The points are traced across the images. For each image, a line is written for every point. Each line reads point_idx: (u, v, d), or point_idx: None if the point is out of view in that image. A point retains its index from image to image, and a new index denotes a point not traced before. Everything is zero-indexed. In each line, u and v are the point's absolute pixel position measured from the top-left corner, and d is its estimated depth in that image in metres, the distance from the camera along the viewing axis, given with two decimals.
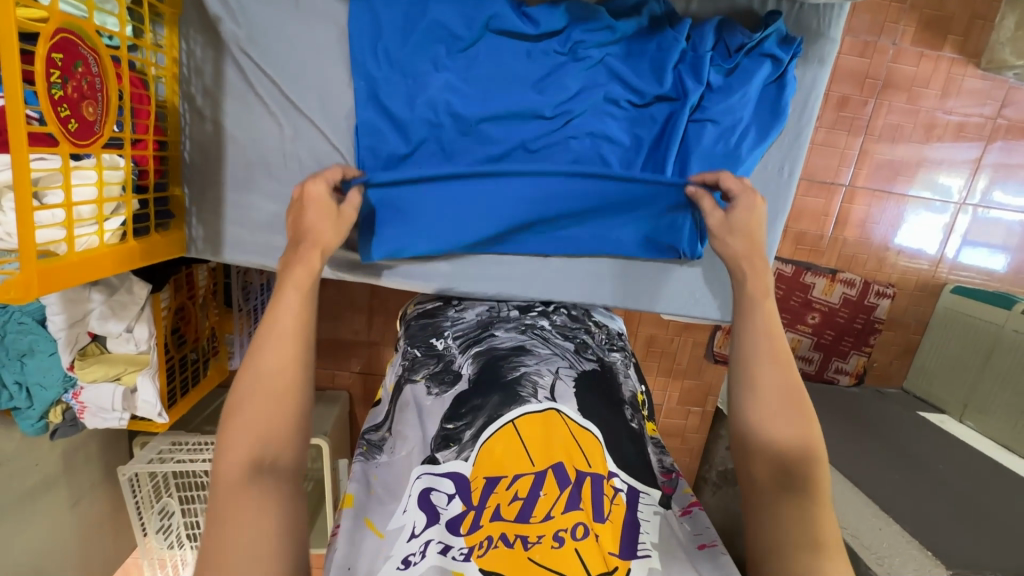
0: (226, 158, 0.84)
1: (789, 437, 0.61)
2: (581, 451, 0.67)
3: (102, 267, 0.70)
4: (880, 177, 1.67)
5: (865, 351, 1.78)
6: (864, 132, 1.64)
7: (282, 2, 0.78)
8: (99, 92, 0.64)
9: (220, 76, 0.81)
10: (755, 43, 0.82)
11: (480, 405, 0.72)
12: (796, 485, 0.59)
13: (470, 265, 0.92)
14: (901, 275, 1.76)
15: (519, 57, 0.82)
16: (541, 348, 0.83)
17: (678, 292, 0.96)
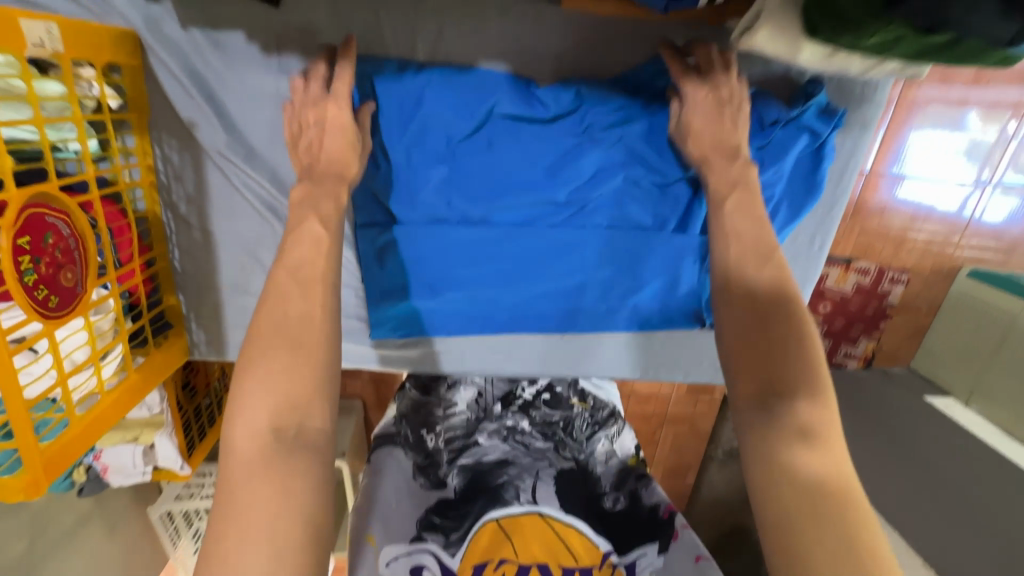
0: (219, 263, 0.79)
1: (774, 345, 0.53)
2: (565, 545, 0.70)
3: (110, 415, 0.67)
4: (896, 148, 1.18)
5: (876, 336, 1.37)
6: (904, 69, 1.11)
7: (261, 97, 0.69)
8: (74, 253, 0.58)
9: (202, 181, 0.74)
10: (790, 117, 0.73)
11: (466, 509, 0.73)
12: (782, 401, 0.51)
13: (479, 350, 0.88)
14: (920, 253, 1.28)
15: (528, 142, 0.74)
16: (517, 454, 0.82)
17: (695, 359, 0.92)
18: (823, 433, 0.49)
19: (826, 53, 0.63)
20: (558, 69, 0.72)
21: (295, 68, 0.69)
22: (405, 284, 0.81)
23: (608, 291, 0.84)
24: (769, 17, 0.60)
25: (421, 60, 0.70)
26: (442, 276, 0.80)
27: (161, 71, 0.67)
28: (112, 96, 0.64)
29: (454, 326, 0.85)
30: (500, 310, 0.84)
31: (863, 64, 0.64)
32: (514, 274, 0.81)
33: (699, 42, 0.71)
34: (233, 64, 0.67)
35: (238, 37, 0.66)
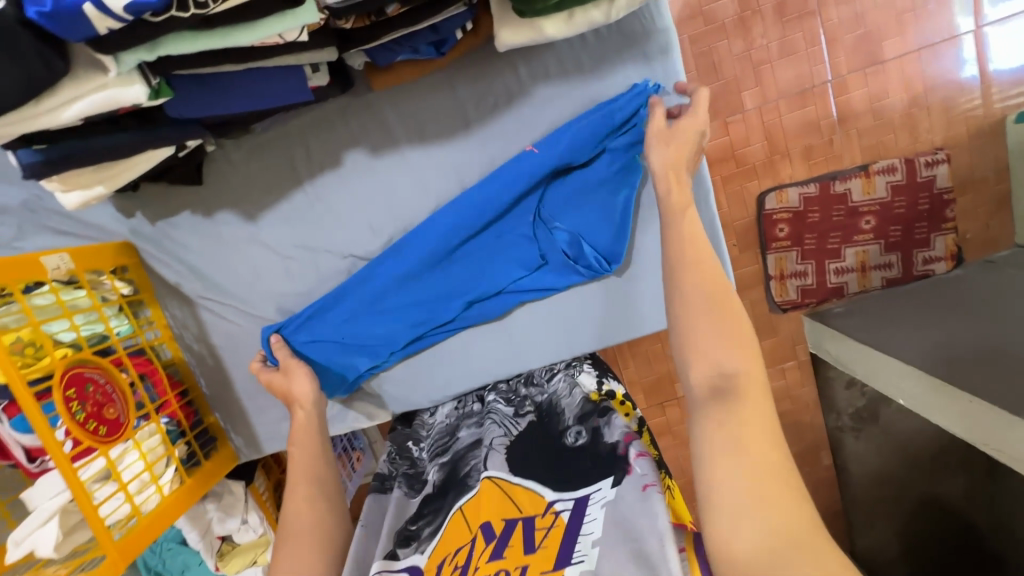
0: (233, 378, 1.02)
1: (720, 332, 0.63)
2: (512, 504, 0.71)
3: (170, 512, 0.87)
4: (862, 56, 1.57)
5: (948, 230, 1.68)
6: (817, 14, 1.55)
7: (216, 247, 0.95)
8: (112, 394, 0.83)
9: (200, 321, 0.99)
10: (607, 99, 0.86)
11: (440, 506, 0.78)
12: (729, 394, 0.59)
13: (432, 364, 1.03)
14: (947, 133, 1.62)
15: (405, 187, 0.93)
16: (484, 429, 0.89)
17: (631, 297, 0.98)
18: (741, 399, 0.59)
19: (566, 18, 0.75)
20: (399, 132, 0.90)
21: (229, 217, 0.94)
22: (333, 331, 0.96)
23: (498, 275, 0.96)
24: (502, 19, 0.75)
25: (304, 175, 0.93)
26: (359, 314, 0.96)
27: (149, 258, 0.96)
28: (122, 285, 0.92)
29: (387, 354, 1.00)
30: (422, 323, 0.98)
31: (602, 10, 0.75)
32: (416, 288, 0.96)
33: (490, 61, 0.87)
34: (190, 234, 0.95)
35: (186, 215, 0.94)
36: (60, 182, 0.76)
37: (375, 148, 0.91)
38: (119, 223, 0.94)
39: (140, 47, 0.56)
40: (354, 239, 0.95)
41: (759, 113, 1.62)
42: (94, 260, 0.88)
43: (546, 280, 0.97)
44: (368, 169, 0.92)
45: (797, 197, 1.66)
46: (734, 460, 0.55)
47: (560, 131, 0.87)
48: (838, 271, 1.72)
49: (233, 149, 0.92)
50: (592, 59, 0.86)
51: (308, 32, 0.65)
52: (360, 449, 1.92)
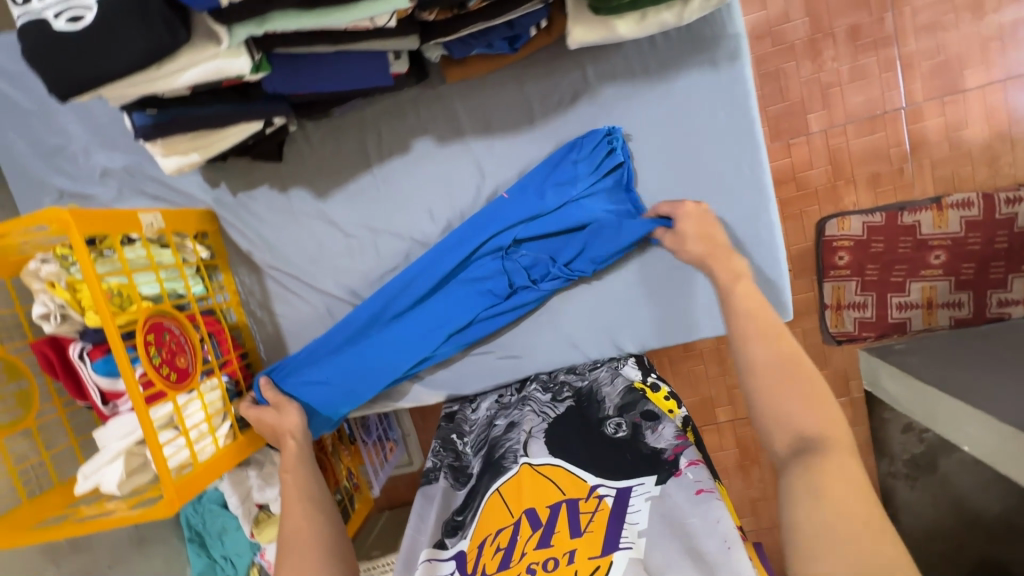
0: (289, 347, 1.07)
1: (790, 382, 0.63)
2: (553, 485, 0.73)
3: (220, 465, 0.92)
4: (940, 84, 1.51)
5: None
6: (895, 40, 1.51)
7: (286, 219, 1.02)
8: (185, 345, 0.90)
9: (266, 288, 1.05)
10: (577, 145, 0.92)
11: (476, 488, 0.80)
12: (812, 447, 0.59)
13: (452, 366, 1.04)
14: None
15: (459, 173, 0.97)
16: (523, 415, 0.91)
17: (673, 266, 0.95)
18: (827, 450, 0.58)
19: (637, 19, 0.78)
20: (466, 124, 0.95)
21: (302, 193, 1.01)
22: (315, 363, 1.00)
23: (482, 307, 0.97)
24: (575, 18, 0.78)
25: (375, 158, 0.99)
26: (342, 347, 1.00)
27: (227, 226, 1.04)
28: (201, 250, 1.00)
29: (369, 387, 1.01)
30: (403, 358, 1.00)
31: (674, 12, 0.77)
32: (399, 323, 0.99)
33: (559, 60, 0.90)
34: (265, 205, 1.02)
35: (263, 189, 1.02)
36: (163, 149, 0.85)
37: (442, 137, 0.96)
38: (204, 192, 1.02)
39: (250, 21, 0.62)
40: (414, 222, 1.00)
41: (825, 136, 1.58)
42: (180, 223, 0.96)
43: (515, 304, 0.97)
44: (432, 156, 0.97)
45: (860, 225, 1.60)
46: (829, 517, 0.53)
47: (524, 181, 0.94)
48: (900, 306, 1.63)
49: (313, 131, 0.99)
50: (659, 61, 0.88)
51: (396, 19, 0.70)
52: (392, 441, 1.96)
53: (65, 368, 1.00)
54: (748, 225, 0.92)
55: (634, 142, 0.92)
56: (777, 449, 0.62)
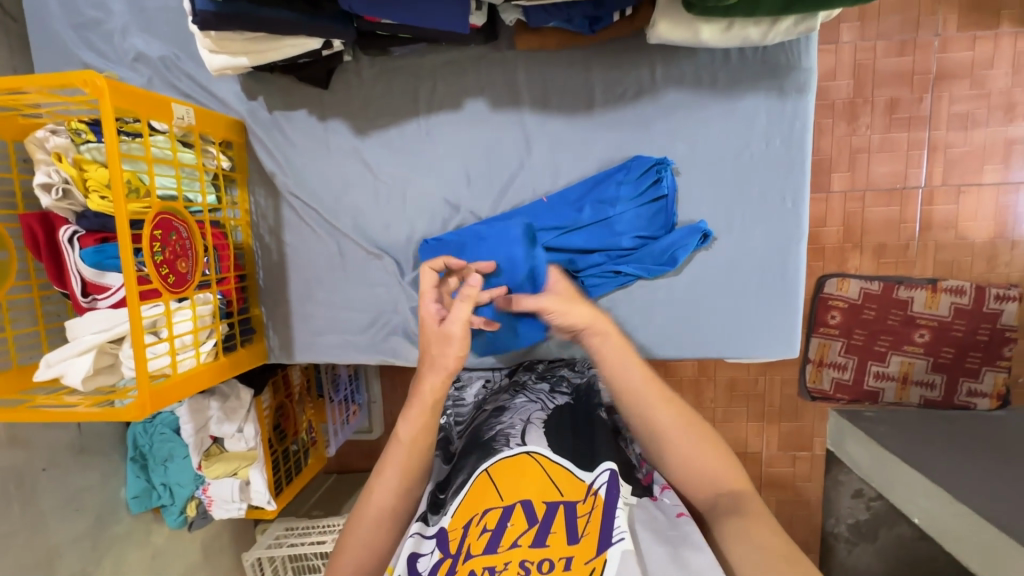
0: (289, 279, 1.03)
1: (694, 445, 0.71)
2: (551, 483, 0.69)
3: (199, 380, 0.88)
4: (959, 173, 1.56)
5: (1001, 368, 1.59)
6: (929, 124, 1.55)
7: (317, 149, 0.98)
8: (189, 250, 0.86)
9: (280, 215, 1.01)
10: (630, 162, 0.92)
11: (461, 466, 0.76)
12: (734, 501, 0.68)
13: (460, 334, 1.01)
14: None
15: (506, 143, 0.95)
16: (516, 403, 0.85)
17: (725, 273, 0.94)
18: (751, 504, 0.67)
19: (723, 28, 0.78)
20: (524, 95, 0.94)
21: (339, 126, 0.98)
22: None
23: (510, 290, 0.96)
24: (663, 12, 0.78)
25: (423, 108, 0.96)
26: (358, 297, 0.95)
27: (255, 142, 0.99)
28: (224, 160, 0.96)
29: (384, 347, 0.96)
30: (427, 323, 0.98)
31: (760, 30, 0.78)
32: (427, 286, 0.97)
33: (632, 52, 0.90)
34: (298, 130, 0.99)
35: (302, 113, 0.98)
36: (211, 42, 0.82)
37: (496, 102, 0.94)
38: (240, 102, 0.98)
39: None
40: (448, 182, 0.98)
41: (844, 198, 1.61)
42: (209, 126, 0.91)
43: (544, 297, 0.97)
44: (482, 119, 0.95)
45: (857, 290, 1.63)
46: (762, 542, 0.63)
47: (566, 192, 0.95)
48: (878, 376, 1.66)
49: (367, 66, 0.96)
50: (728, 78, 0.88)
51: None
52: (357, 406, 1.91)
53: (50, 249, 0.94)
54: (776, 255, 0.93)
55: (684, 149, 0.92)
56: (700, 500, 0.72)
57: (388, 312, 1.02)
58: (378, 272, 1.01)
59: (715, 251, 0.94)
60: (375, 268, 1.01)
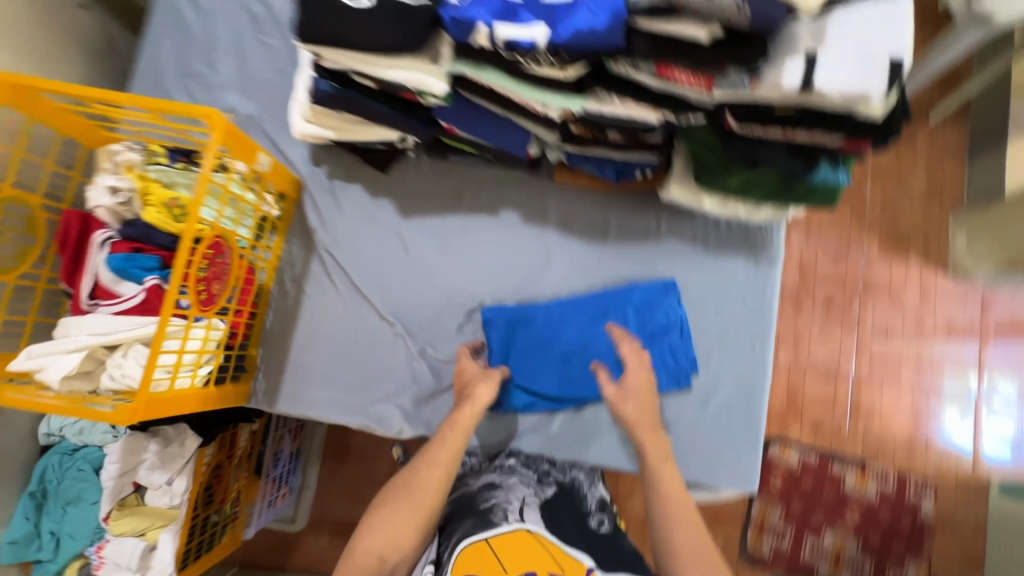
0: (297, 327, 1.07)
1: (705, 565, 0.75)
2: (551, 560, 0.75)
3: (185, 403, 0.86)
4: (881, 370, 1.78)
5: (923, 558, 1.69)
6: (857, 326, 1.79)
7: (361, 219, 1.10)
8: (223, 275, 0.90)
9: (308, 267, 1.08)
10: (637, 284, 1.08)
11: (456, 527, 0.81)
12: None
13: None
14: (937, 469, 1.73)
15: (528, 252, 1.10)
16: (508, 482, 0.89)
17: (699, 402, 1.05)
18: None
19: (720, 202, 1.01)
20: (552, 217, 1.11)
21: (386, 205, 1.11)
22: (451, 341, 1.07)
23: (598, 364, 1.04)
24: (677, 179, 1.00)
25: (464, 208, 1.11)
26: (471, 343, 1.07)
27: (307, 200, 1.10)
28: (275, 207, 1.05)
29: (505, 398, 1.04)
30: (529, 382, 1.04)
31: (747, 209, 1.01)
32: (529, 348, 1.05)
33: (644, 205, 1.11)
34: (349, 199, 1.11)
35: (356, 187, 1.11)
36: (311, 113, 0.97)
37: (527, 217, 1.11)
38: (304, 165, 1.11)
39: (469, 61, 0.79)
40: (471, 271, 1.09)
41: (788, 370, 1.79)
42: (275, 177, 1.02)
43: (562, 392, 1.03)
44: (512, 227, 1.11)
45: (797, 458, 1.76)
46: None
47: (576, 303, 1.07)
48: (812, 548, 1.71)
49: (425, 164, 1.12)
50: (716, 241, 1.09)
51: (558, 116, 0.87)
52: (289, 488, 1.74)
53: (75, 247, 0.96)
54: (743, 394, 1.05)
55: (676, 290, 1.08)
56: None
57: (385, 377, 1.05)
58: (386, 338, 1.06)
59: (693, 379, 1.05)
60: (383, 333, 1.07)
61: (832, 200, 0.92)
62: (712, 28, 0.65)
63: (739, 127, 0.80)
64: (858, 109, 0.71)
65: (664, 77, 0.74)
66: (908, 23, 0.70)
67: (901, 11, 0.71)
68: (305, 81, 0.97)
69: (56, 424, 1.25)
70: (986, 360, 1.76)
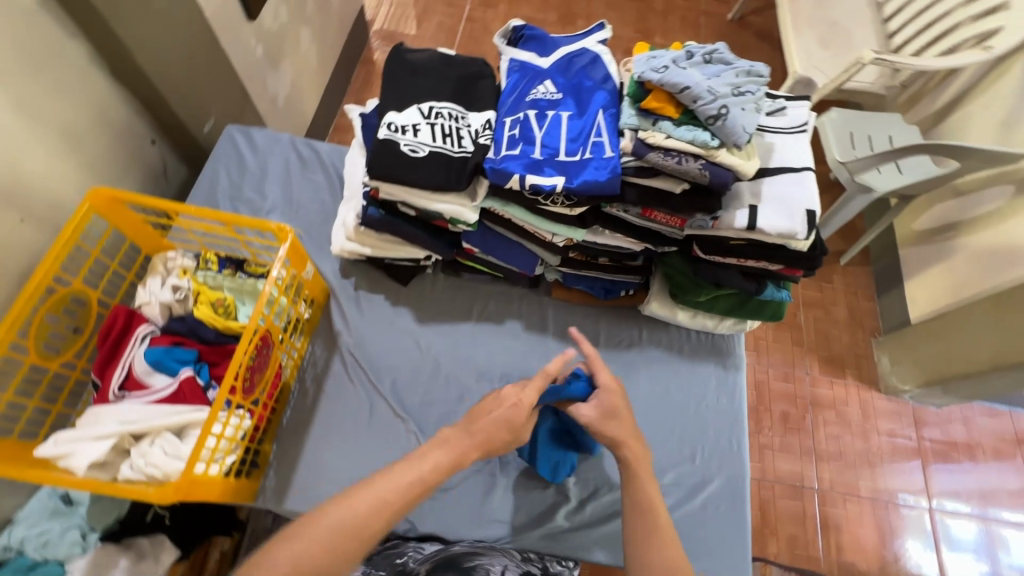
0: (313, 423, 1.12)
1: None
2: None
3: (209, 491, 0.89)
4: (841, 484, 1.87)
5: None
6: (812, 440, 1.93)
7: (382, 324, 1.23)
8: (262, 367, 1.00)
9: (329, 366, 1.17)
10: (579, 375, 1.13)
11: None
12: None
13: (469, 508, 1.08)
14: None
15: (530, 355, 1.25)
16: (493, 553, 0.99)
17: (688, 496, 1.13)
18: None
19: (691, 315, 1.22)
20: (550, 327, 1.28)
21: (405, 312, 1.25)
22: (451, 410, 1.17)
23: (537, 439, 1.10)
24: (655, 295, 1.21)
25: (474, 317, 1.27)
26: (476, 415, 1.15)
27: (334, 306, 1.23)
28: (306, 312, 1.18)
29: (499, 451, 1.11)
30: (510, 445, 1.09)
31: (714, 320, 1.22)
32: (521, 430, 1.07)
33: (629, 318, 1.30)
34: (372, 306, 1.25)
35: (379, 296, 1.26)
36: (354, 233, 1.17)
37: (529, 326, 1.28)
38: (334, 275, 1.26)
39: (497, 199, 1.01)
40: (480, 374, 1.21)
41: (758, 484, 1.86)
42: (312, 285, 1.17)
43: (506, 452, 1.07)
44: (515, 334, 1.26)
45: None
46: None
47: None
48: None
49: (441, 279, 1.30)
50: (690, 350, 1.28)
51: (562, 242, 1.10)
52: None
53: (114, 341, 1.01)
54: (728, 488, 1.15)
55: (660, 392, 1.23)
56: None
57: None
58: (398, 434, 1.13)
59: (682, 473, 1.15)
60: (394, 429, 1.13)
61: (778, 314, 1.14)
62: (684, 185, 0.92)
63: (704, 255, 1.04)
64: (790, 244, 0.96)
65: (647, 216, 0.98)
66: (815, 184, 0.98)
67: (808, 177, 0.98)
68: (351, 209, 1.18)
69: (18, 535, 1.08)
70: (933, 488, 1.87)
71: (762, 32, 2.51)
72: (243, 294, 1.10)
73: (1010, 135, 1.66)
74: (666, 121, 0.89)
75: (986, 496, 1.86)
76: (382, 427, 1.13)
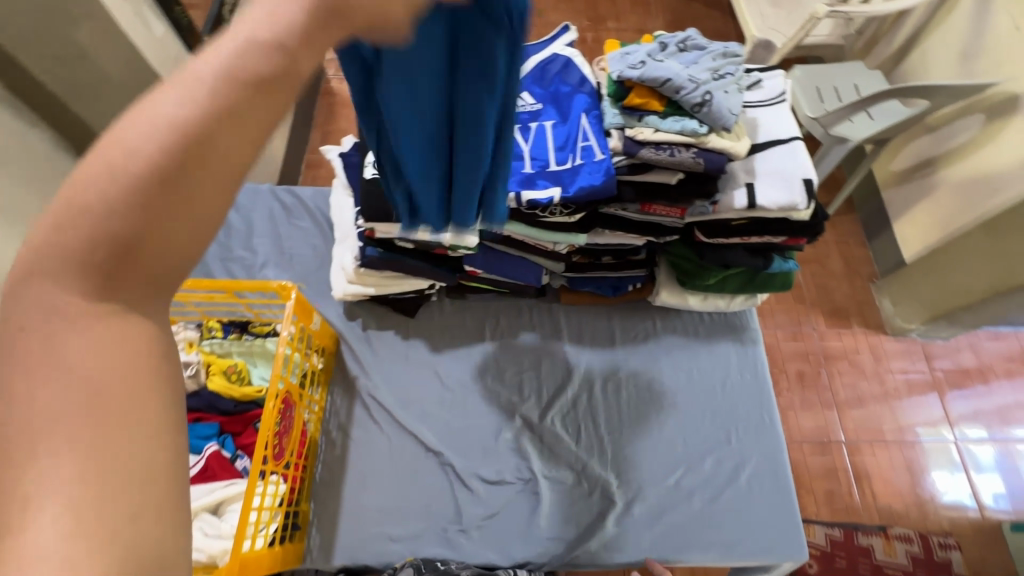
0: (347, 472, 1.10)
1: None
2: None
3: (260, 565, 0.87)
4: (866, 432, 1.87)
5: None
6: (831, 394, 1.93)
7: (397, 359, 1.22)
8: (288, 429, 0.97)
9: (351, 412, 1.16)
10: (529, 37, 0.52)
11: None
12: None
13: (518, 531, 1.07)
14: (952, 522, 1.75)
15: (549, 364, 1.24)
16: None
17: (729, 477, 1.13)
18: None
19: (702, 299, 1.22)
20: (564, 332, 1.27)
21: (418, 344, 1.24)
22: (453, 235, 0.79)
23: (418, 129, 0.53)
24: (664, 284, 1.21)
25: (487, 336, 1.26)
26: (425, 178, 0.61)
27: (346, 350, 1.21)
28: (320, 362, 1.16)
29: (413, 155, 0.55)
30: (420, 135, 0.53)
31: (725, 300, 1.23)
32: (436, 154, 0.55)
33: (639, 311, 1.30)
34: (383, 343, 1.23)
35: (389, 332, 1.24)
36: (354, 275, 1.15)
37: (542, 335, 1.27)
38: (340, 319, 1.24)
39: None
40: (502, 392, 1.20)
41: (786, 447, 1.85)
42: (321, 335, 1.15)
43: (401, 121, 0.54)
44: (531, 346, 1.25)
45: (823, 536, 1.72)
46: None
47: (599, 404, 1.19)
48: None
49: (448, 304, 1.29)
50: (705, 331, 1.28)
51: (564, 249, 1.09)
52: None
53: None
54: (767, 464, 1.15)
55: (684, 378, 1.23)
56: None
57: (438, 506, 1.08)
58: (432, 466, 1.12)
59: (721, 457, 1.15)
60: (428, 463, 1.12)
61: (788, 283, 1.14)
62: (679, 175, 0.92)
63: (707, 239, 1.04)
64: (792, 215, 0.97)
65: (647, 211, 0.98)
66: (807, 153, 0.98)
67: (798, 147, 0.99)
68: (348, 252, 1.17)
69: None
70: (952, 415, 1.89)
71: (711, 1, 2.52)
72: (253, 356, 1.08)
73: (971, 62, 1.69)
74: (652, 115, 0.90)
75: (1004, 416, 1.89)
76: (416, 463, 1.12)
